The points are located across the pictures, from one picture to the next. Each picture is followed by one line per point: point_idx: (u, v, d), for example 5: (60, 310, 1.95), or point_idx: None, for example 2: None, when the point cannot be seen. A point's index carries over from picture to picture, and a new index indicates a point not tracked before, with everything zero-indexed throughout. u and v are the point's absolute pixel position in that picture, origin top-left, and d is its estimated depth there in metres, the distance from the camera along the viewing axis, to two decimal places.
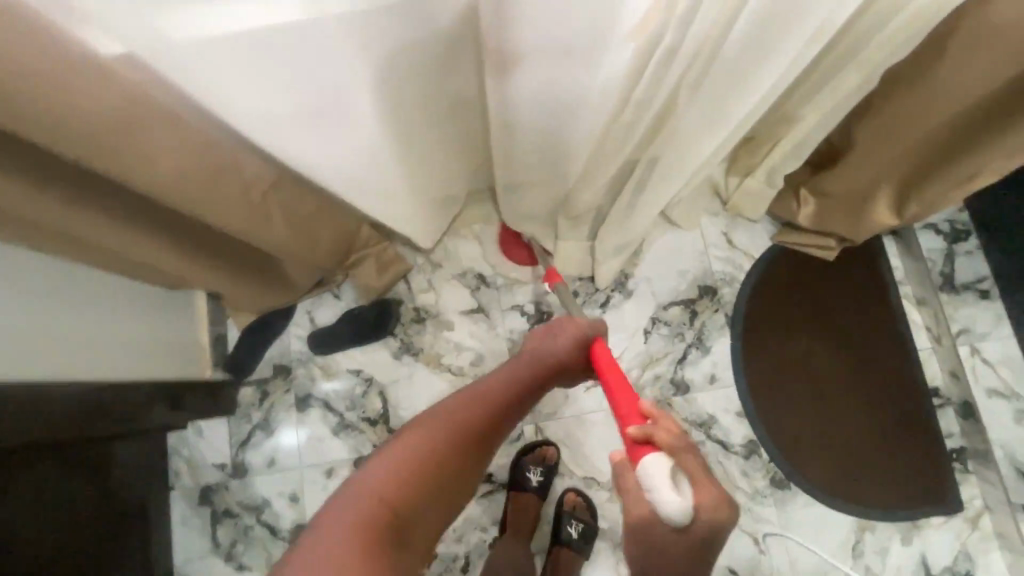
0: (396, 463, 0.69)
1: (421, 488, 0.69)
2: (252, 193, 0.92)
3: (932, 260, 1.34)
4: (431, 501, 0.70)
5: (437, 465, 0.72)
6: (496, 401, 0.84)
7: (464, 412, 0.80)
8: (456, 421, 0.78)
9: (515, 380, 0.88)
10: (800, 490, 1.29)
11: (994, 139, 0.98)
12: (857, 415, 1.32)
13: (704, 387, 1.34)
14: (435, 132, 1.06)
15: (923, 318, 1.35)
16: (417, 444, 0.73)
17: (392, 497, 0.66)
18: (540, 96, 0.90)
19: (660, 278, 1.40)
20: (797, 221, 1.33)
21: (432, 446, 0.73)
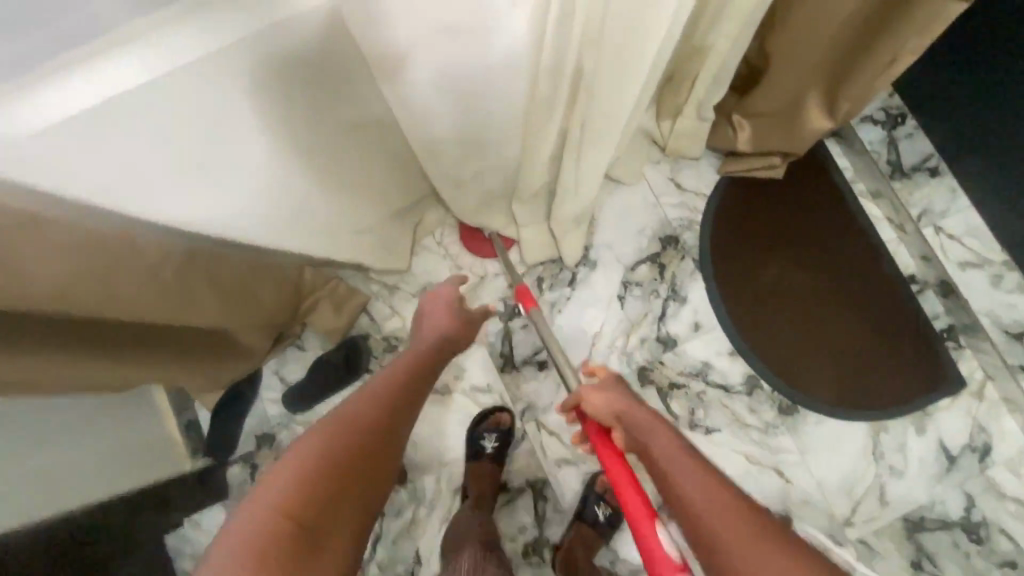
0: (309, 452, 0.73)
1: (331, 483, 0.72)
2: (160, 273, 0.83)
3: (876, 151, 1.33)
4: (343, 500, 0.73)
5: (349, 447, 0.77)
6: (397, 383, 0.91)
7: (371, 396, 0.86)
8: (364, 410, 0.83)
9: (412, 363, 0.97)
10: (809, 410, 1.28)
11: (900, 19, 0.94)
12: (845, 322, 1.32)
13: (691, 337, 1.32)
14: (347, 155, 0.98)
15: (882, 211, 1.34)
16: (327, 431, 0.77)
17: (300, 505, 0.68)
18: (437, 80, 0.84)
19: (620, 241, 1.37)
20: (737, 147, 1.30)
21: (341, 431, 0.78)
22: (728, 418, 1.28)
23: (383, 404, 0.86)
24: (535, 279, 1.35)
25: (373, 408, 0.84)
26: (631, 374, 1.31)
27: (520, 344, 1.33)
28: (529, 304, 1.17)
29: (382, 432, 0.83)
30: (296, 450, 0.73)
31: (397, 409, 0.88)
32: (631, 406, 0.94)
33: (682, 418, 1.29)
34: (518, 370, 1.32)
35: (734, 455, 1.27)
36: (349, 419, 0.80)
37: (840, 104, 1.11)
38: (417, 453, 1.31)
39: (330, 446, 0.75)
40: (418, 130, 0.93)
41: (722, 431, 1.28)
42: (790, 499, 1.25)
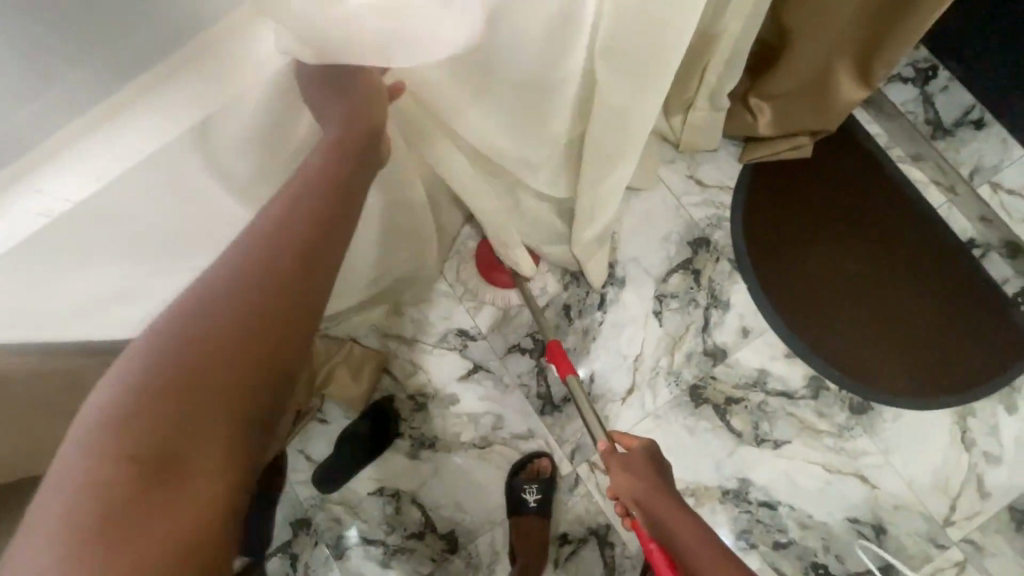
0: (122, 403, 0.43)
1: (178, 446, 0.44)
2: None
3: (911, 112, 1.21)
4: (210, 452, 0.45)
5: (208, 386, 0.46)
6: (284, 221, 0.54)
7: (241, 281, 0.50)
8: (229, 304, 0.49)
9: (327, 186, 0.58)
10: (884, 405, 1.16)
11: None
12: (903, 302, 1.21)
13: (741, 345, 1.21)
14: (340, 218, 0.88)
15: (927, 175, 1.23)
16: (153, 352, 0.45)
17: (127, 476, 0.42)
18: None
19: (647, 251, 1.26)
20: (757, 133, 1.19)
21: (187, 356, 0.46)
22: (797, 427, 1.17)
23: (273, 288, 0.51)
24: (562, 307, 1.24)
25: (246, 293, 0.50)
26: (683, 395, 1.20)
27: (558, 381, 1.23)
28: (565, 373, 1.06)
29: (277, 331, 0.51)
30: (107, 393, 0.43)
31: (296, 277, 0.53)
32: (640, 489, 0.86)
33: (747, 435, 1.17)
34: (559, 410, 1.22)
35: (811, 467, 1.15)
36: (195, 334, 0.47)
37: (875, 76, 1.00)
38: (466, 515, 1.20)
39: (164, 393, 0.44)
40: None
41: (792, 442, 1.16)
42: (880, 506, 1.13)
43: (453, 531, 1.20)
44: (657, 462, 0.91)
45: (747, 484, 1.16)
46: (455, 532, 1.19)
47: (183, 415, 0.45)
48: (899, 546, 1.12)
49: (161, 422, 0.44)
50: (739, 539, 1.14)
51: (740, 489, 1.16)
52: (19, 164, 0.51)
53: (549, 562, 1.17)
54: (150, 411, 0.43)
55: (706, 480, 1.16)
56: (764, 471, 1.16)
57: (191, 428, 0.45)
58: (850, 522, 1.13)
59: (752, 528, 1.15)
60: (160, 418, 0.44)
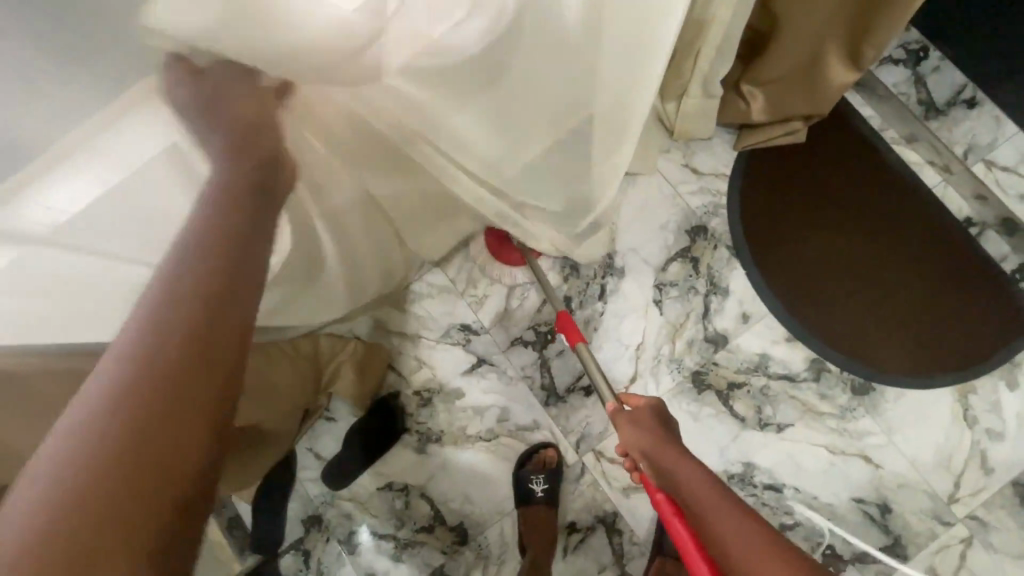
0: (33, 523, 0.35)
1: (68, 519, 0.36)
2: None
3: (902, 92, 1.22)
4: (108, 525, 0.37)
5: (135, 482, 0.38)
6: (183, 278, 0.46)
7: (145, 355, 0.41)
8: (147, 382, 0.41)
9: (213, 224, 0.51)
10: (885, 385, 1.17)
11: None
12: (902, 282, 1.21)
13: (741, 330, 1.22)
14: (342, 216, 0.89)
15: (921, 155, 1.23)
16: (60, 458, 0.37)
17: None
18: None
19: (645, 241, 1.27)
20: (751, 119, 1.20)
21: (104, 453, 0.38)
22: (800, 410, 1.18)
23: (192, 354, 0.43)
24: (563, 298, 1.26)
25: (162, 367, 0.42)
26: (685, 382, 1.21)
27: (561, 372, 1.24)
28: (576, 339, 1.06)
29: (208, 402, 0.44)
30: (10, 517, 0.35)
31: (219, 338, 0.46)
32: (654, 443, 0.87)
33: (750, 419, 1.18)
34: (563, 400, 1.23)
35: (814, 449, 1.16)
36: (106, 425, 0.39)
37: (864, 59, 1.01)
38: (474, 507, 1.22)
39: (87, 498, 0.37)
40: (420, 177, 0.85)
41: (795, 425, 1.17)
42: (884, 486, 1.14)
43: (462, 523, 1.21)
44: (664, 420, 0.93)
45: (751, 467, 1.17)
46: (464, 524, 1.21)
47: (107, 520, 0.37)
48: (904, 525, 1.13)
49: (81, 537, 0.36)
50: None
51: (744, 473, 1.17)
52: (29, 168, 0.43)
53: (558, 550, 1.18)
54: (73, 525, 0.36)
55: (710, 464, 1.17)
56: (768, 454, 1.17)
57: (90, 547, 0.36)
58: (855, 502, 1.14)
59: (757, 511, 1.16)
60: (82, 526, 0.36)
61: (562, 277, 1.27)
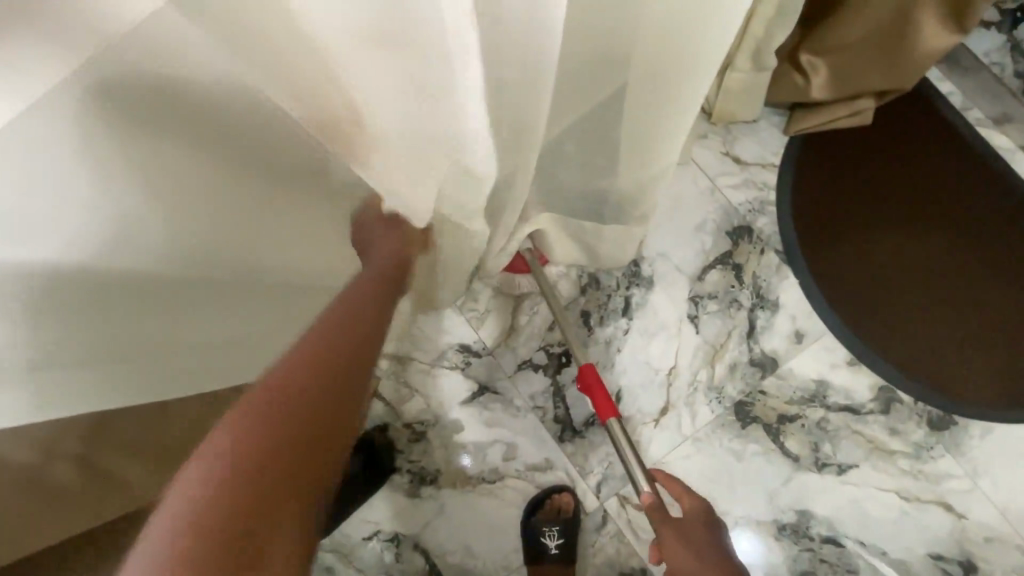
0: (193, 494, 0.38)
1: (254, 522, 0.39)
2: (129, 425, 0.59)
3: (996, 64, 1.03)
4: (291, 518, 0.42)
5: (281, 456, 0.42)
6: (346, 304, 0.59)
7: (317, 350, 0.52)
8: (302, 381, 0.48)
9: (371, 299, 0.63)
10: (971, 418, 0.97)
11: None
12: (987, 293, 1.01)
13: (794, 352, 1.02)
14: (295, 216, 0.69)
15: (1012, 139, 1.03)
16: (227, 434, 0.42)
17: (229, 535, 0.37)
18: None
19: (677, 245, 1.06)
20: (810, 98, 0.98)
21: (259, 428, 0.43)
22: (865, 448, 0.98)
23: (339, 364, 0.53)
24: (580, 314, 1.06)
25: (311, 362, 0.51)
26: (727, 414, 1.01)
27: (578, 401, 1.05)
28: (605, 414, 0.88)
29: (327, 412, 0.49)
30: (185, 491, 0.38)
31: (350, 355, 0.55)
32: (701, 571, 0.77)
33: (805, 459, 0.99)
34: (581, 435, 1.04)
35: (883, 495, 0.97)
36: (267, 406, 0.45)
37: (970, 13, 0.81)
38: (477, 561, 1.03)
39: (239, 466, 0.40)
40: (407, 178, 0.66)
41: (860, 466, 0.98)
42: (967, 539, 0.95)
43: None
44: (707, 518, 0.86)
45: (807, 517, 0.98)
46: None
47: (245, 495, 0.39)
48: None
49: (239, 494, 0.39)
50: None
51: (798, 522, 0.98)
52: None
53: None
54: (229, 490, 0.38)
55: (758, 512, 0.99)
56: (828, 501, 0.98)
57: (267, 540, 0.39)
58: (932, 558, 0.95)
59: (814, 568, 0.97)
60: (229, 502, 0.38)
61: (578, 288, 1.07)
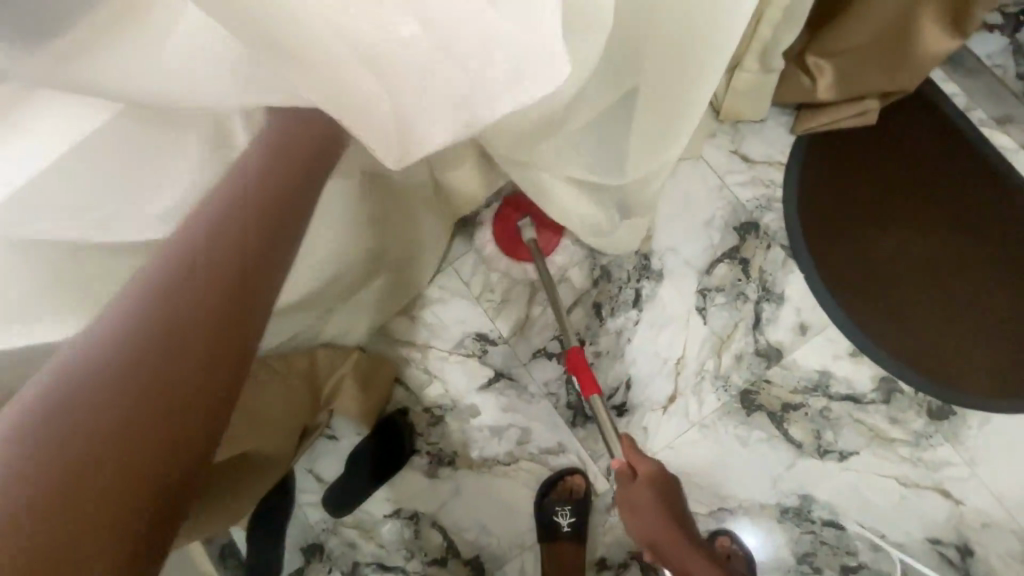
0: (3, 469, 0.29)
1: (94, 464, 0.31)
2: None
3: (998, 65, 1.05)
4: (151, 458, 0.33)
5: (138, 441, 0.33)
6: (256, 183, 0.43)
7: (213, 274, 0.38)
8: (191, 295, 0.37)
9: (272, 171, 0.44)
10: (969, 408, 1.01)
11: None
12: (987, 286, 1.05)
13: (799, 344, 1.06)
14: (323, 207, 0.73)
15: (1014, 139, 1.06)
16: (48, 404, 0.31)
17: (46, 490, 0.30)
18: None
19: (686, 240, 1.11)
20: (816, 99, 1.02)
21: (103, 406, 0.32)
22: (867, 435, 1.02)
23: (233, 307, 0.39)
24: (592, 305, 1.11)
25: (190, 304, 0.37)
26: (732, 401, 1.06)
27: None
28: (590, 392, 0.92)
29: (206, 378, 0.36)
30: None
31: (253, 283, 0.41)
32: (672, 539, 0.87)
33: (808, 445, 1.03)
34: (592, 421, 1.09)
35: (883, 481, 1.01)
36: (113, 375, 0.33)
37: (970, 16, 0.83)
38: (492, 539, 1.09)
39: (73, 447, 0.31)
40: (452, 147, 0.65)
41: (861, 454, 1.02)
42: (965, 524, 0.99)
43: (478, 556, 1.08)
44: (667, 485, 0.91)
45: (809, 501, 1.02)
46: (480, 558, 1.08)
47: (64, 505, 0.30)
48: (989, 570, 0.98)
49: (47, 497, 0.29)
50: (799, 563, 1.01)
51: (801, 506, 1.02)
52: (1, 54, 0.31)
53: None
54: (47, 487, 0.30)
55: (761, 496, 1.03)
56: (829, 487, 1.02)
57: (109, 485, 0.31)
58: (930, 543, 0.99)
59: (815, 550, 1.01)
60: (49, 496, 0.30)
61: (591, 280, 1.12)
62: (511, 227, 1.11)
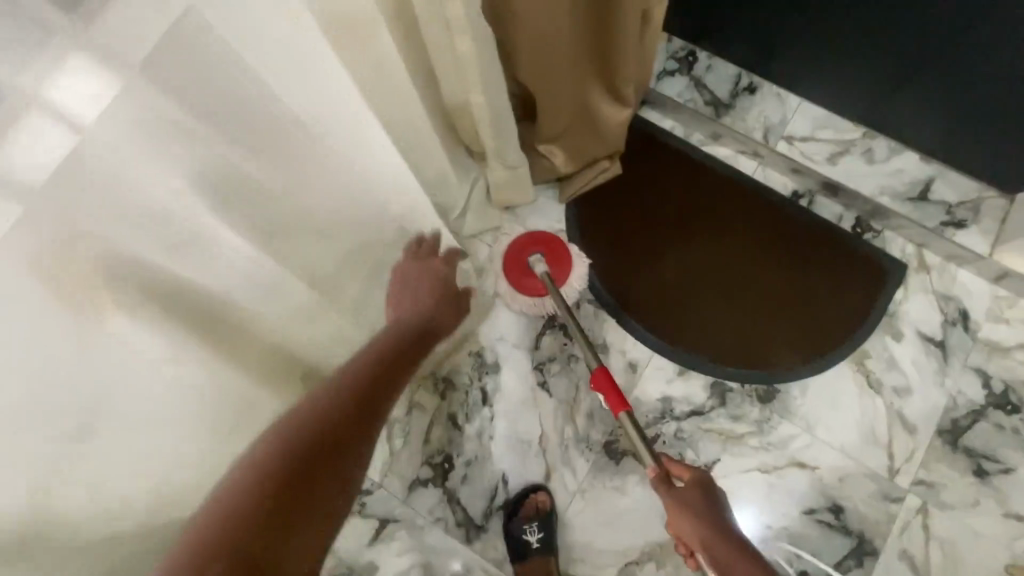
0: (252, 462, 0.61)
1: (305, 448, 0.65)
2: None
3: (689, 100, 1.20)
4: (322, 456, 0.65)
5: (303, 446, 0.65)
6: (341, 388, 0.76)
7: (357, 380, 0.78)
8: (351, 387, 0.76)
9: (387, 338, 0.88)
10: (787, 382, 1.13)
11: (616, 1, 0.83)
12: (765, 273, 1.19)
13: (634, 382, 1.15)
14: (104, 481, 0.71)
15: (730, 148, 1.23)
16: (225, 508, 0.56)
17: (284, 450, 0.63)
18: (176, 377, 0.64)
19: (509, 326, 1.19)
20: (561, 173, 1.16)
21: (298, 436, 0.65)
22: (720, 440, 1.11)
23: (359, 399, 0.76)
24: (448, 417, 1.15)
25: (332, 410, 0.71)
26: (600, 457, 1.12)
27: (472, 499, 1.12)
28: (619, 410, 0.94)
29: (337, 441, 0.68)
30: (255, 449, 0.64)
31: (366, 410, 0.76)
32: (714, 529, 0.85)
33: None
34: (485, 529, 1.10)
35: (749, 476, 1.10)
36: (303, 424, 0.67)
37: (620, 91, 0.98)
38: None
39: (276, 453, 0.63)
40: (148, 468, 0.64)
41: (721, 459, 1.10)
42: (827, 486, 1.09)
43: None
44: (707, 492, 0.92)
45: None
46: None
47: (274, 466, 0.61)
48: (861, 518, 1.07)
49: (266, 489, 0.59)
50: None
51: None
52: None
53: None
54: (265, 461, 0.62)
55: (657, 535, 1.08)
56: None
57: (304, 462, 0.63)
58: (807, 514, 1.08)
59: None
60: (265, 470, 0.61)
61: (438, 395, 1.16)
62: (522, 261, 1.14)
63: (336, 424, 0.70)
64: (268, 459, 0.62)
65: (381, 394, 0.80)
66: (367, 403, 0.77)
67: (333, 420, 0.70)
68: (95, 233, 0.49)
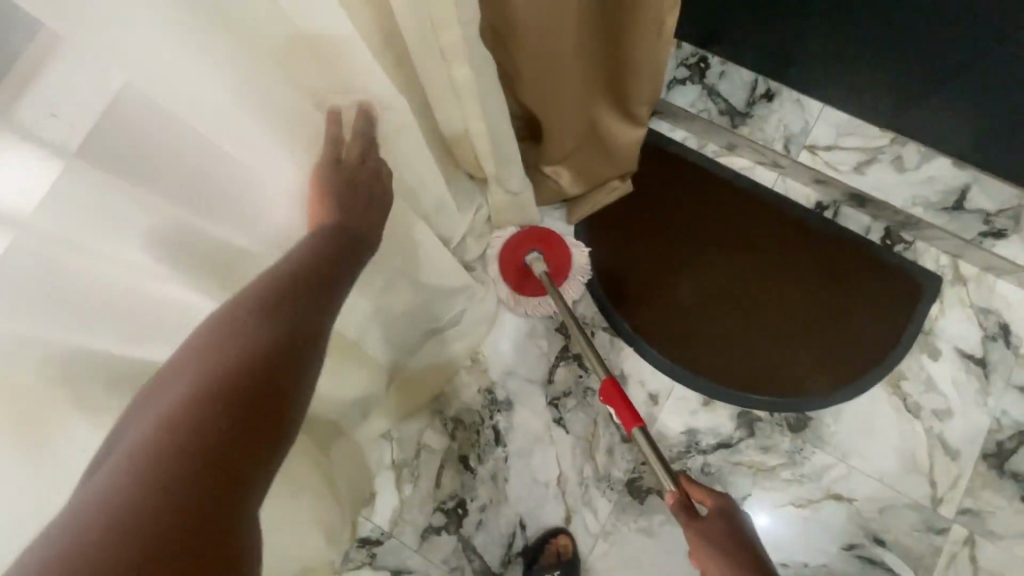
0: (105, 491, 0.41)
1: (189, 449, 0.44)
2: None
3: (702, 109, 1.12)
4: (226, 458, 0.46)
5: (199, 463, 0.44)
6: (259, 321, 0.55)
7: (267, 342, 0.55)
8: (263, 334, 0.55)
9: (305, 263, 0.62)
10: (819, 409, 1.06)
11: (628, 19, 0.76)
12: (789, 291, 1.12)
13: (655, 414, 1.08)
14: None
15: (747, 158, 1.16)
16: (127, 458, 0.43)
17: (163, 452, 0.43)
18: None
19: (520, 358, 1.12)
20: (569, 195, 1.08)
21: (172, 446, 0.44)
22: (750, 474, 1.05)
23: (261, 367, 0.53)
24: (459, 459, 1.09)
25: (241, 389, 0.50)
26: (623, 496, 1.05)
27: (489, 546, 1.05)
28: (631, 426, 0.86)
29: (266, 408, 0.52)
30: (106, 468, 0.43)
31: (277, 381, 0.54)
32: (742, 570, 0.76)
33: None
34: None
35: (782, 511, 1.03)
36: (185, 411, 0.46)
37: (632, 111, 0.91)
38: None
39: (158, 459, 0.43)
40: None
41: (752, 495, 1.04)
42: (866, 519, 1.02)
43: None
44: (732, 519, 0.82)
45: None
46: None
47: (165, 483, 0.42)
48: (904, 553, 1.01)
49: (153, 507, 0.40)
50: None
51: None
52: None
53: None
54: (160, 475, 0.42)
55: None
56: None
57: (208, 467, 0.45)
58: (846, 550, 1.01)
59: None
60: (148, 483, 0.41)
61: (448, 435, 1.10)
62: (519, 264, 1.06)
63: (243, 402, 0.50)
64: (145, 475, 0.42)
65: (310, 332, 0.59)
66: (290, 365, 0.56)
67: (234, 399, 0.50)
68: (38, 331, 0.45)
